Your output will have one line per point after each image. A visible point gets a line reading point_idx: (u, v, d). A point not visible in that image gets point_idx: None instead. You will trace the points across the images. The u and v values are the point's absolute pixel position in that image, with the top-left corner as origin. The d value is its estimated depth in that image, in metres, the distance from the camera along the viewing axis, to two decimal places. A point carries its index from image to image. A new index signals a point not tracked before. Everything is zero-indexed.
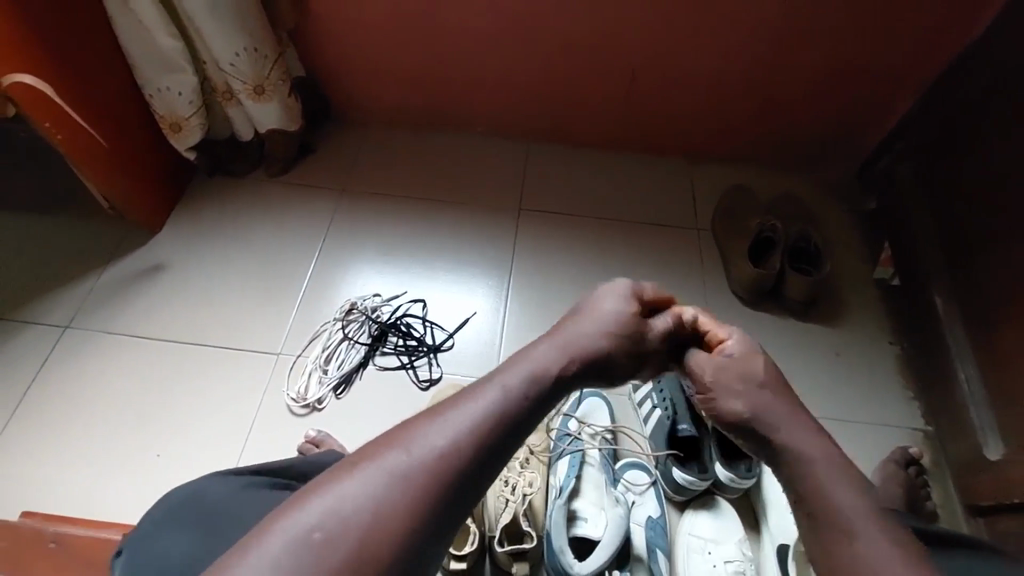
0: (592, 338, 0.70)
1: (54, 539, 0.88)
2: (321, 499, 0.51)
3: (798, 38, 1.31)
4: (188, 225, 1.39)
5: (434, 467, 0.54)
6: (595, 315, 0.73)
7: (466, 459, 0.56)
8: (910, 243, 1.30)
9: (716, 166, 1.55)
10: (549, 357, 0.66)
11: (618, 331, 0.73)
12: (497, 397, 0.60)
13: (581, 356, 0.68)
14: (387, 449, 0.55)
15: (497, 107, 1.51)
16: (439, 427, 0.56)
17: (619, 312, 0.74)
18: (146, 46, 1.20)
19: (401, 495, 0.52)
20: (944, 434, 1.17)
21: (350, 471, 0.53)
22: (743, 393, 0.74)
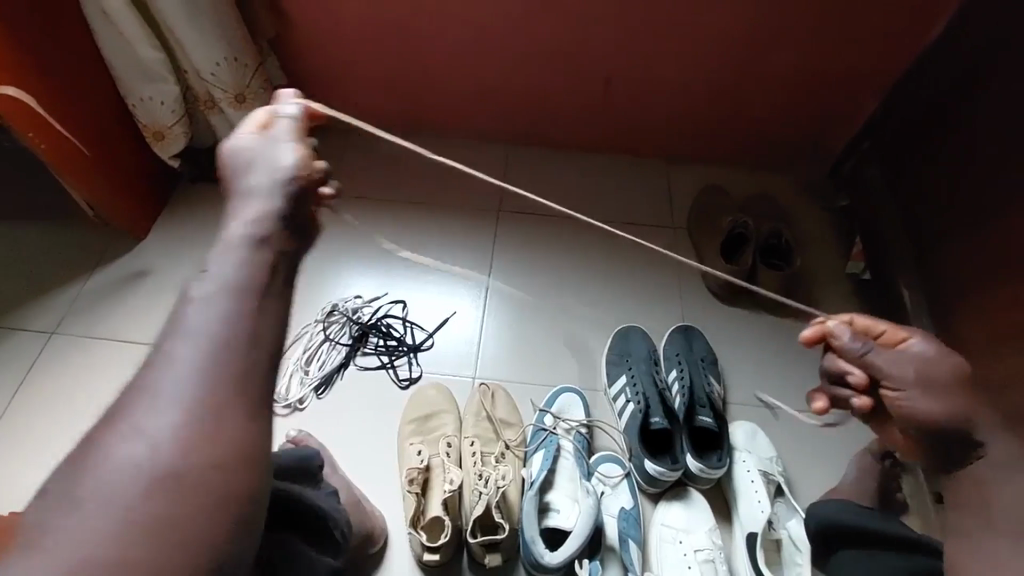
0: (267, 177, 0.64)
1: None
2: (105, 459, 0.51)
3: (766, 39, 1.34)
4: (173, 231, 1.41)
5: (215, 388, 0.55)
6: (241, 164, 0.66)
7: (226, 344, 0.56)
8: (880, 238, 1.33)
9: (692, 166, 1.58)
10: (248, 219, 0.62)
11: (281, 171, 0.65)
12: (233, 284, 0.58)
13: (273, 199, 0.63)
14: (152, 382, 0.55)
15: (476, 111, 1.53)
16: (194, 344, 0.55)
17: (257, 144, 0.67)
18: (128, 56, 1.23)
19: (194, 417, 0.54)
20: None
21: (126, 422, 0.53)
22: (941, 393, 0.73)
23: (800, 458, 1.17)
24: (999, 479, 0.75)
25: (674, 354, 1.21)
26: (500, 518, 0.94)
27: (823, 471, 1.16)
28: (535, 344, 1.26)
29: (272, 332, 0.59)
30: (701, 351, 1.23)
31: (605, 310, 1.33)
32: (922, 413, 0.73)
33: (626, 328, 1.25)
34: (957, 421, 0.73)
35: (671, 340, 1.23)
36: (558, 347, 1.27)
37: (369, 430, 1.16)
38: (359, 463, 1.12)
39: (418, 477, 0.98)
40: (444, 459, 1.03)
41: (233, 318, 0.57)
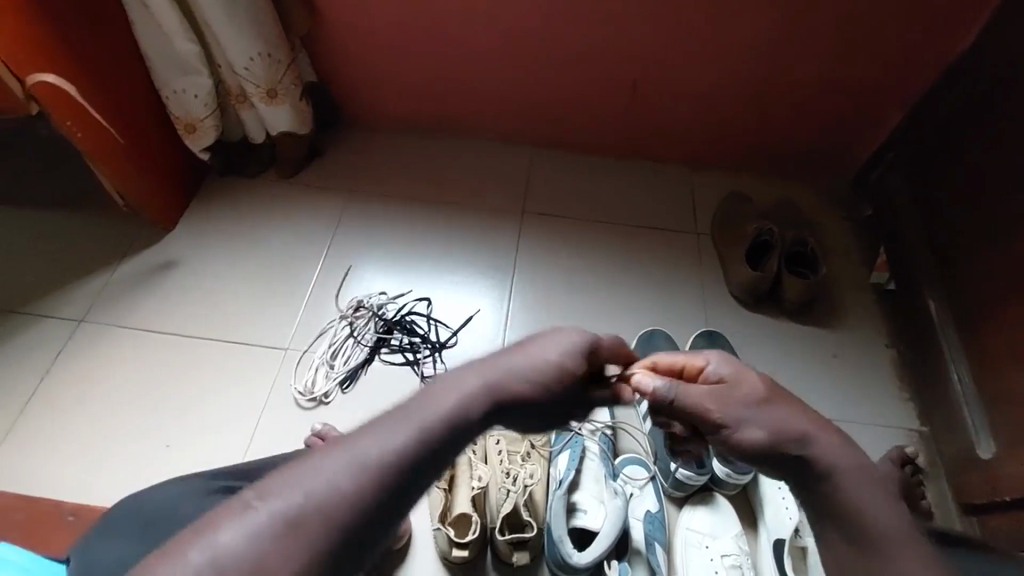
0: (525, 384, 0.60)
1: (72, 513, 0.88)
2: (201, 548, 0.43)
3: (796, 47, 1.34)
4: (200, 223, 1.42)
5: (322, 530, 0.45)
6: (531, 355, 0.62)
7: (369, 495, 0.48)
8: (904, 248, 1.33)
9: (716, 172, 1.58)
10: (472, 397, 0.57)
11: (538, 380, 0.61)
12: (413, 450, 0.51)
13: (505, 398, 0.59)
14: (284, 489, 0.46)
15: (503, 113, 1.54)
16: (337, 469, 0.48)
17: (564, 359, 0.63)
18: (165, 49, 1.24)
19: (290, 560, 0.44)
20: (938, 434, 1.19)
21: (240, 512, 0.45)
22: (753, 413, 0.63)
23: None
24: (856, 491, 0.58)
25: None
26: (527, 518, 0.94)
27: None
28: None
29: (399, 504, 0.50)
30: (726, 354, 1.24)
31: (629, 314, 1.33)
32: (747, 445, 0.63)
33: (652, 330, 1.27)
34: (781, 438, 0.61)
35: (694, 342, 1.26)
36: None
37: None
38: None
39: (445, 472, 0.98)
40: (471, 456, 1.01)
41: (393, 475, 0.49)
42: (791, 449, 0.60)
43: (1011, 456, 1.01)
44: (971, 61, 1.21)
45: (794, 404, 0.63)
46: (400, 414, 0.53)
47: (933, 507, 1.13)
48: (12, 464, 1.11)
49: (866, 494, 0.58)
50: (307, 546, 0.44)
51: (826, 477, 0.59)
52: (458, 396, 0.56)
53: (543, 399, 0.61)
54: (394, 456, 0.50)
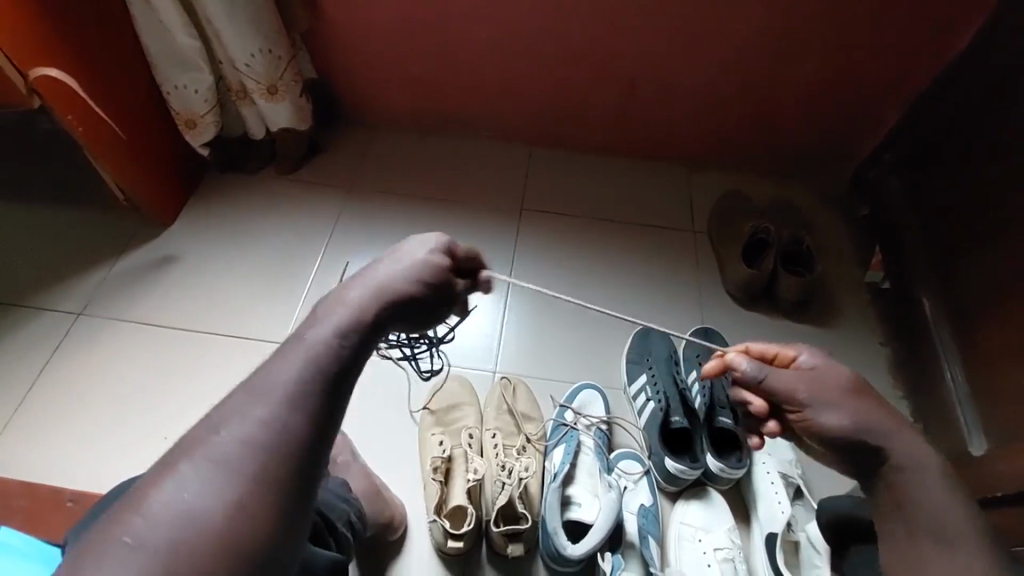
0: (397, 288, 0.63)
1: (72, 498, 0.89)
2: (139, 509, 0.51)
3: (793, 47, 1.35)
4: (200, 218, 1.43)
5: (241, 457, 0.53)
6: (397, 260, 0.65)
7: (272, 423, 0.55)
8: (900, 248, 1.34)
9: (713, 171, 1.59)
10: (360, 310, 0.61)
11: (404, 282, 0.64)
12: (302, 373, 0.57)
13: (389, 304, 0.62)
14: (199, 439, 0.54)
15: (502, 111, 1.55)
16: (241, 410, 0.55)
17: (429, 258, 0.66)
18: (166, 45, 1.25)
19: (219, 487, 0.52)
20: (931, 431, 1.20)
21: (168, 473, 0.53)
22: (839, 403, 0.70)
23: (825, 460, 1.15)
24: (912, 482, 0.68)
25: (694, 355, 1.22)
26: (520, 510, 0.95)
27: None
28: (558, 341, 1.26)
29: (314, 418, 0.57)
30: None
31: (626, 311, 1.34)
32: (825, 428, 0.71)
33: (644, 329, 1.26)
34: (862, 431, 0.69)
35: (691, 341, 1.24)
36: (579, 346, 1.27)
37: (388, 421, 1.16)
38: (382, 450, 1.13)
39: (442, 465, 1.00)
40: (467, 450, 1.03)
41: (290, 399, 0.56)
42: (871, 439, 0.69)
43: (1003, 451, 1.02)
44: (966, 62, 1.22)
45: (879, 401, 0.71)
46: (287, 349, 0.59)
47: None
48: (10, 455, 1.12)
49: (918, 476, 0.68)
50: (232, 482, 0.53)
51: (897, 467, 0.69)
52: (340, 315, 0.61)
53: (421, 296, 0.64)
54: (291, 392, 0.56)
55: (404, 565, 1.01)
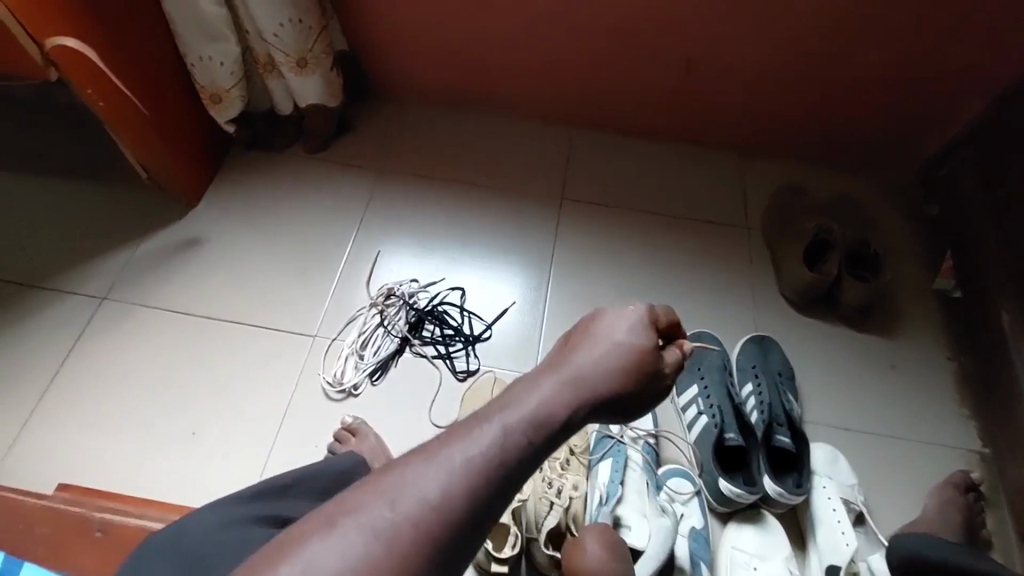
0: (603, 374, 0.58)
1: (101, 528, 0.82)
2: (291, 566, 0.43)
3: (874, 28, 1.22)
4: (225, 200, 1.36)
5: (414, 534, 0.45)
6: (596, 347, 0.59)
7: (456, 502, 0.47)
8: (978, 254, 1.23)
9: (770, 162, 1.47)
10: (552, 394, 0.54)
11: (610, 361, 0.59)
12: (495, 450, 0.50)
13: (584, 387, 0.56)
14: (372, 498, 0.47)
15: (545, 90, 1.44)
16: (418, 473, 0.48)
17: (629, 347, 0.60)
18: (190, 13, 1.16)
19: (383, 562, 0.44)
20: (1003, 455, 1.11)
21: (328, 528, 0.45)
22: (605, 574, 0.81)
23: (883, 485, 1.09)
24: None
25: (749, 366, 1.13)
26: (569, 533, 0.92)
27: (908, 494, 1.09)
28: None
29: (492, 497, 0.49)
30: (778, 364, 1.14)
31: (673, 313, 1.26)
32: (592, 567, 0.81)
33: (696, 333, 1.17)
34: None
35: (744, 350, 1.15)
36: None
37: (423, 425, 1.12)
38: None
39: None
40: None
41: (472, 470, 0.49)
42: None
43: None
44: None
45: None
46: (465, 425, 0.52)
47: (991, 535, 1.06)
48: (38, 449, 1.08)
49: None
50: (402, 558, 0.45)
51: None
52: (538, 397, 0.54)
53: (627, 391, 0.59)
54: (476, 469, 0.49)
55: None
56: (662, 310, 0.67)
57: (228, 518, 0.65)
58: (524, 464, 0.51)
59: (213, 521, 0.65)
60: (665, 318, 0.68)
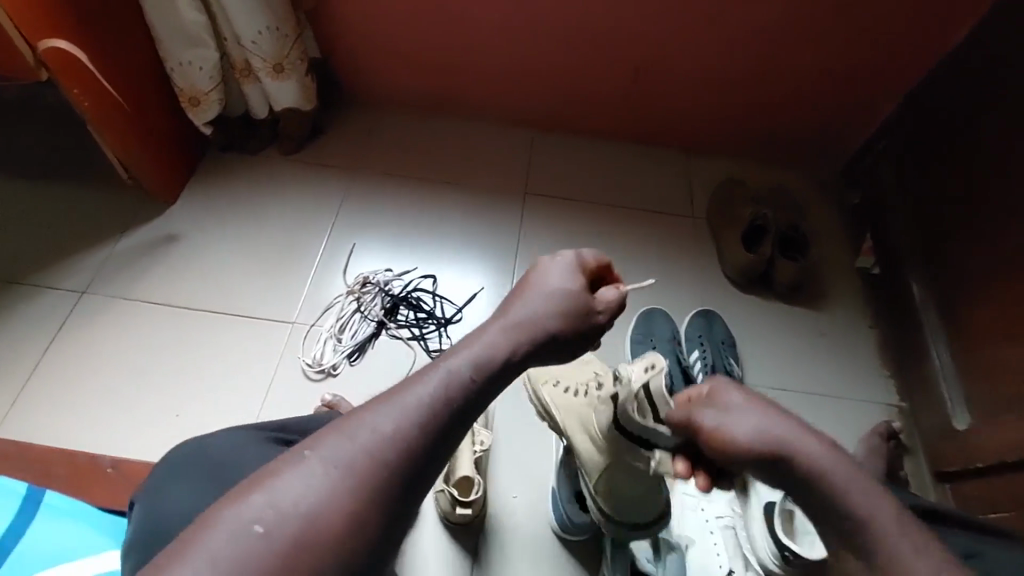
0: (541, 318, 0.63)
1: (112, 464, 0.83)
2: (264, 493, 0.45)
3: (794, 38, 1.38)
4: (203, 198, 1.42)
5: (376, 463, 0.47)
6: (532, 297, 0.65)
7: (413, 434, 0.49)
8: (890, 234, 1.40)
9: (712, 159, 1.63)
10: (493, 341, 0.60)
11: (547, 310, 0.64)
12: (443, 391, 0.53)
13: (524, 330, 0.62)
14: (332, 436, 0.48)
15: (507, 95, 1.56)
16: (376, 412, 0.50)
17: (564, 292, 0.66)
18: (171, 20, 1.23)
19: (347, 488, 0.45)
20: (916, 407, 1.26)
21: (293, 464, 0.47)
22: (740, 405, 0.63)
23: None
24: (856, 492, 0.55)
25: (696, 336, 1.26)
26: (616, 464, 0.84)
27: (839, 445, 1.23)
28: None
29: (445, 429, 0.52)
30: (721, 334, 1.28)
31: (628, 294, 1.38)
32: (735, 441, 0.62)
33: (649, 309, 1.29)
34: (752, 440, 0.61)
35: (691, 322, 1.28)
36: None
37: None
38: None
39: None
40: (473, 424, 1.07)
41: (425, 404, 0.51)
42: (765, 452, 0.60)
43: (984, 425, 1.08)
44: (956, 55, 1.27)
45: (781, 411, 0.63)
46: (415, 376, 0.54)
47: (909, 476, 1.21)
48: (24, 433, 1.11)
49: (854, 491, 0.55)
50: (365, 484, 0.46)
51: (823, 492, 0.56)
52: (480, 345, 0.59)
53: (567, 332, 0.65)
54: (429, 405, 0.52)
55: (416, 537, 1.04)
56: (590, 254, 0.73)
57: (246, 438, 0.69)
58: (472, 404, 0.54)
59: (233, 443, 0.67)
60: (594, 263, 0.74)
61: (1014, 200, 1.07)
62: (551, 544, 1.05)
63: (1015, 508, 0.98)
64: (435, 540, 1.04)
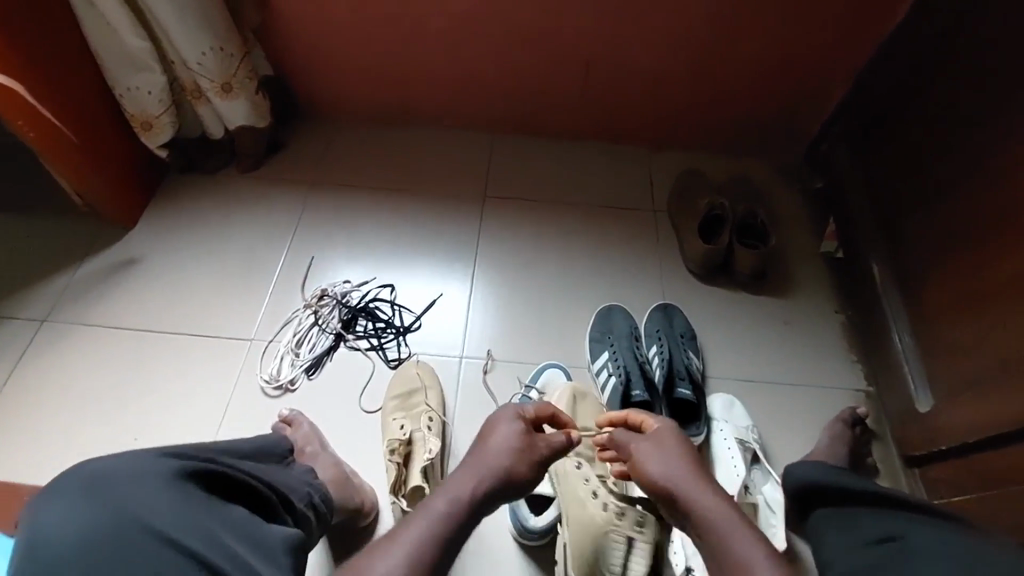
0: (500, 466, 0.79)
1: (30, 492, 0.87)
2: None
3: (742, 26, 1.37)
4: (163, 220, 1.43)
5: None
6: (491, 452, 0.81)
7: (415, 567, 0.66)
8: (850, 217, 1.38)
9: (672, 152, 1.62)
10: (466, 487, 0.76)
11: (496, 462, 0.80)
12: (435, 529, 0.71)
13: (492, 479, 0.78)
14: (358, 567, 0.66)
15: (463, 100, 1.56)
16: (391, 550, 0.67)
17: (514, 443, 0.82)
18: (115, 46, 1.24)
19: None
20: (883, 391, 1.24)
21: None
22: (662, 449, 0.86)
23: (779, 429, 1.21)
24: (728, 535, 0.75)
25: (655, 330, 1.25)
26: (611, 541, 0.94)
27: (805, 434, 1.21)
28: (525, 322, 1.31)
29: (442, 551, 0.70)
30: (681, 327, 1.27)
31: (589, 292, 1.37)
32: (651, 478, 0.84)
33: (608, 308, 1.29)
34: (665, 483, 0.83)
35: (651, 317, 1.28)
36: (542, 326, 1.32)
37: (357, 413, 1.19)
38: (352, 440, 1.16)
39: (399, 448, 1.04)
40: (426, 432, 1.08)
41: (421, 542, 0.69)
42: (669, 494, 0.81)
43: (945, 406, 1.06)
44: (905, 32, 1.25)
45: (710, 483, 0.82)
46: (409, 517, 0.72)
47: (878, 463, 1.18)
48: None
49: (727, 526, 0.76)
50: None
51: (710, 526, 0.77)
52: (454, 493, 0.75)
53: (528, 470, 0.81)
54: (428, 539, 0.69)
55: None
56: (529, 407, 0.90)
57: (147, 455, 0.66)
58: (454, 540, 0.71)
59: (135, 465, 0.64)
60: (533, 411, 0.91)
61: (963, 177, 1.05)
62: (508, 548, 1.05)
63: (978, 491, 0.97)
64: None
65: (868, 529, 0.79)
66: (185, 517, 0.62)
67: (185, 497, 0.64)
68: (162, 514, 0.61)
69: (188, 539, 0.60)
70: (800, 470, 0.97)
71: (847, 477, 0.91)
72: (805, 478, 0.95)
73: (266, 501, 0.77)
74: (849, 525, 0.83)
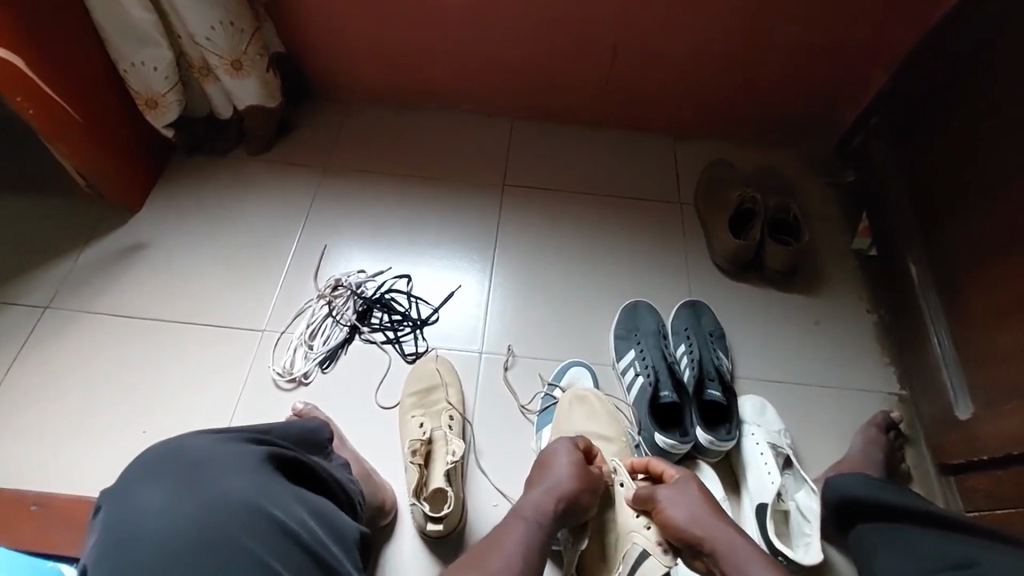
0: (566, 482, 0.84)
1: (37, 502, 0.95)
2: None
3: (781, 9, 1.29)
4: (170, 204, 1.37)
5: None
6: (554, 473, 0.86)
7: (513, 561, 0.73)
8: (887, 213, 1.32)
9: (698, 141, 1.56)
10: (543, 498, 0.82)
11: (560, 484, 0.84)
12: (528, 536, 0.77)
13: (563, 486, 0.84)
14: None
15: (482, 82, 1.49)
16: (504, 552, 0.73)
17: (573, 464, 0.87)
18: (119, 19, 1.17)
19: None
20: (917, 394, 1.20)
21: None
22: (682, 493, 0.84)
23: (811, 433, 1.17)
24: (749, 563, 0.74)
25: (682, 328, 1.21)
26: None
27: (836, 438, 1.17)
28: (545, 316, 1.27)
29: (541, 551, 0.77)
30: (709, 326, 1.23)
31: (614, 287, 1.32)
32: (675, 520, 0.82)
33: (634, 303, 1.25)
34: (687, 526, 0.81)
35: (678, 314, 1.23)
36: (564, 322, 1.26)
37: (373, 409, 1.14)
38: (368, 437, 1.12)
39: (420, 448, 1.01)
40: (447, 433, 1.06)
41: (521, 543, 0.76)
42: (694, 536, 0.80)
43: (988, 414, 1.02)
44: (954, 18, 1.18)
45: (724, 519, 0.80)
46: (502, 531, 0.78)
47: (911, 469, 1.15)
48: None
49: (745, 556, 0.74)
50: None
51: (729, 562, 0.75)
52: (535, 506, 0.81)
53: (587, 484, 0.86)
54: (526, 533, 0.77)
55: (393, 550, 1.01)
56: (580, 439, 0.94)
57: (219, 440, 0.70)
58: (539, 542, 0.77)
59: (209, 445, 0.69)
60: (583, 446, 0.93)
61: (1014, 172, 0.99)
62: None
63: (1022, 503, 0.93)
64: (413, 554, 1.00)
65: (923, 550, 0.76)
66: (251, 498, 0.65)
67: (251, 479, 0.67)
68: (229, 496, 0.64)
69: (268, 516, 0.65)
70: (847, 483, 0.92)
71: (888, 493, 0.89)
72: (841, 488, 0.93)
73: (328, 486, 0.80)
74: (901, 545, 0.80)
